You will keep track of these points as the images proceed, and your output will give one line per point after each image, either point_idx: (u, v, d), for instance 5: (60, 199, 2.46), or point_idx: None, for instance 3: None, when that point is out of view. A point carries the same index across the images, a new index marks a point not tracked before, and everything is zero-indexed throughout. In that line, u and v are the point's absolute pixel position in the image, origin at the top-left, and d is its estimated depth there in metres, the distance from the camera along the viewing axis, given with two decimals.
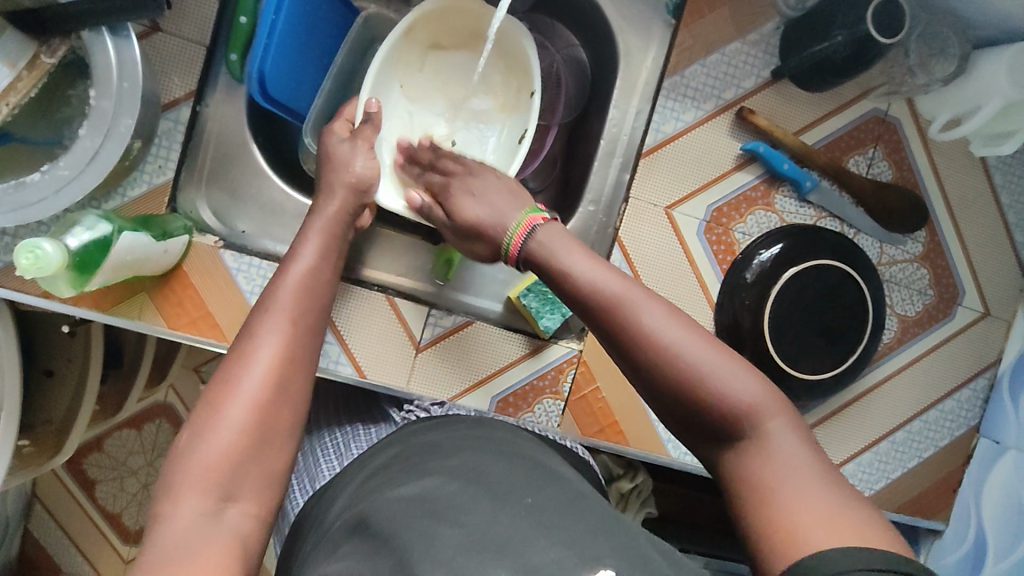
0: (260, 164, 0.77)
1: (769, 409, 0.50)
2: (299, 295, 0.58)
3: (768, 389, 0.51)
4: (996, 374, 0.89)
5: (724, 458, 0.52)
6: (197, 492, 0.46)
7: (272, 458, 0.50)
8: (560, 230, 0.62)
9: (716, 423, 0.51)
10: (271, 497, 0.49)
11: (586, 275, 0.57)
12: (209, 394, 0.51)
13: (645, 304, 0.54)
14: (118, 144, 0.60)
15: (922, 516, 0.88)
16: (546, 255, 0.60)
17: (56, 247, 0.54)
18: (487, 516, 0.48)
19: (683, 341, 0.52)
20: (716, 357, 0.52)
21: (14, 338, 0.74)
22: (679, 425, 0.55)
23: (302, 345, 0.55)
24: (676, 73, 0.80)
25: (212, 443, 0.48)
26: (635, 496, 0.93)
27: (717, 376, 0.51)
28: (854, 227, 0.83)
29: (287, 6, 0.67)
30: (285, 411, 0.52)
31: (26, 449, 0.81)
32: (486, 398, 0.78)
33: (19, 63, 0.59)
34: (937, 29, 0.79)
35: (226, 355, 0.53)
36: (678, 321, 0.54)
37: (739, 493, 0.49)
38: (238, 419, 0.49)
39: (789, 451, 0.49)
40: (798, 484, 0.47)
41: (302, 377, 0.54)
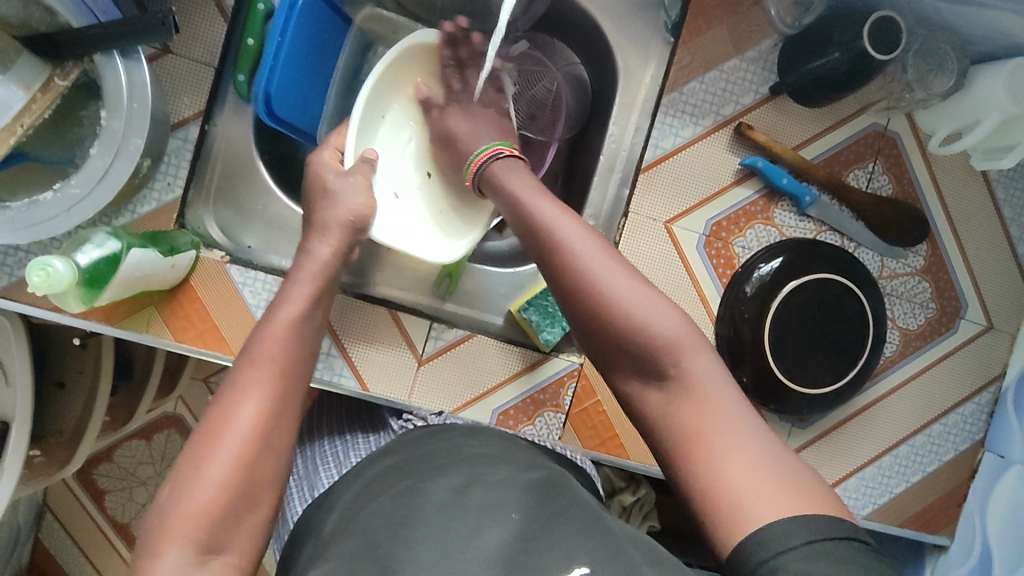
0: (266, 183, 0.80)
1: (690, 349, 0.52)
2: (287, 335, 0.56)
3: (692, 329, 0.53)
4: (1000, 388, 0.89)
5: (646, 394, 0.53)
6: (179, 548, 0.46)
7: (255, 506, 0.50)
8: (518, 163, 0.68)
9: (637, 355, 0.53)
10: (253, 539, 0.50)
11: (530, 206, 0.61)
12: (192, 444, 0.50)
13: (577, 235, 0.57)
14: (128, 163, 0.62)
15: (927, 531, 0.88)
16: (497, 182, 0.67)
17: (66, 265, 0.55)
18: (473, 525, 0.49)
19: (611, 274, 0.55)
20: (642, 292, 0.54)
21: (26, 350, 0.76)
22: (602, 358, 0.56)
23: (287, 388, 0.54)
24: (675, 89, 0.81)
25: (192, 499, 0.47)
26: (638, 508, 0.94)
27: (641, 308, 0.53)
28: (854, 241, 0.84)
29: (292, 28, 0.69)
30: (271, 459, 0.51)
31: (37, 459, 0.84)
32: (487, 410, 0.79)
33: (33, 85, 0.61)
34: (936, 45, 0.79)
35: (212, 404, 0.52)
36: (608, 256, 0.56)
37: (670, 442, 0.51)
38: (220, 473, 0.48)
39: (712, 392, 0.51)
40: (727, 437, 0.48)
41: (286, 423, 0.53)
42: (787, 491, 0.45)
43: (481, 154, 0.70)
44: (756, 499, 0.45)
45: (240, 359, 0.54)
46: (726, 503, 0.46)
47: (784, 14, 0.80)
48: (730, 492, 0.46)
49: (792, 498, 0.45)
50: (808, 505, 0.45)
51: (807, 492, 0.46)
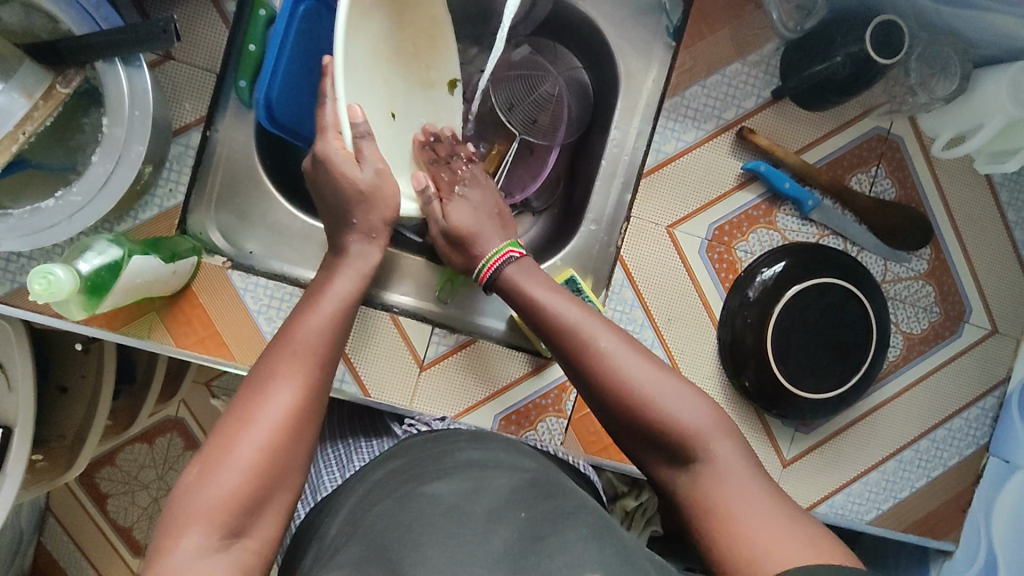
0: (268, 187, 0.79)
1: (715, 431, 0.54)
2: (322, 332, 0.57)
3: (715, 413, 0.55)
4: (1005, 393, 0.88)
5: (672, 474, 0.55)
6: (203, 529, 0.46)
7: (280, 495, 0.50)
8: (532, 265, 0.68)
9: (665, 441, 0.55)
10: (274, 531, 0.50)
11: (550, 305, 0.62)
12: (221, 427, 0.51)
13: (601, 331, 0.59)
14: (130, 169, 0.62)
15: (931, 536, 0.87)
16: (514, 286, 0.66)
17: (68, 273, 0.55)
18: (480, 531, 0.49)
19: (637, 366, 0.57)
20: (667, 382, 0.56)
21: (28, 355, 0.76)
22: (629, 442, 0.58)
23: (321, 382, 0.55)
24: (677, 94, 0.80)
25: (221, 482, 0.47)
26: (641, 514, 0.93)
27: (669, 399, 0.55)
28: (857, 245, 0.83)
29: (293, 34, 0.69)
30: (297, 450, 0.52)
31: (40, 464, 0.85)
32: (489, 415, 0.79)
33: (35, 93, 0.61)
34: (940, 49, 0.79)
35: (243, 390, 0.53)
36: (633, 349, 0.58)
37: (695, 515, 0.52)
38: (248, 458, 0.49)
39: (737, 469, 0.52)
40: (748, 503, 0.50)
41: (314, 416, 0.53)
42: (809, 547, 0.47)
43: (494, 257, 0.69)
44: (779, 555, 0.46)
45: (274, 350, 0.55)
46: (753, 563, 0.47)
47: (786, 19, 0.79)
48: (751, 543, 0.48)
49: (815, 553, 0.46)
50: (830, 556, 0.46)
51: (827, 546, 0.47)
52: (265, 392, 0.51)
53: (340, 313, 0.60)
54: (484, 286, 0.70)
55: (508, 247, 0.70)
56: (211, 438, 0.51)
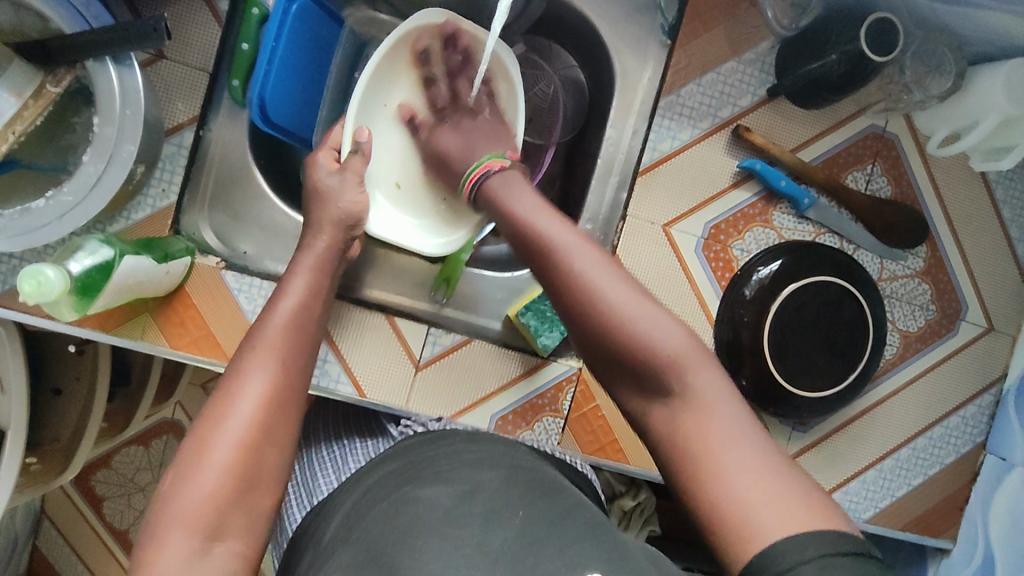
0: (262, 188, 0.79)
1: (694, 361, 0.52)
2: (288, 328, 0.57)
3: (696, 344, 0.53)
4: (1002, 390, 0.88)
5: (649, 407, 0.53)
6: (185, 536, 0.46)
7: (261, 495, 0.50)
8: (512, 175, 0.66)
9: (640, 371, 0.53)
10: (260, 528, 0.49)
11: (527, 214, 0.60)
12: (191, 434, 0.50)
13: (581, 249, 0.56)
14: (121, 169, 0.62)
15: (929, 534, 0.87)
16: (493, 196, 0.65)
17: (58, 273, 0.55)
18: (477, 531, 0.49)
19: (616, 289, 0.54)
20: (646, 308, 0.53)
21: (21, 357, 0.75)
22: (607, 373, 0.56)
23: (293, 377, 0.55)
24: (672, 92, 0.80)
25: (195, 487, 0.47)
26: (639, 513, 0.93)
27: (645, 323, 0.53)
28: (853, 243, 0.83)
29: (287, 33, 0.69)
30: (273, 451, 0.51)
31: (33, 467, 0.84)
32: (485, 415, 0.78)
33: (25, 92, 0.60)
34: (933, 46, 0.78)
35: (212, 394, 0.52)
36: (612, 268, 0.55)
37: (674, 455, 0.50)
38: (221, 463, 0.48)
39: (717, 402, 0.50)
40: (733, 450, 0.48)
41: (287, 413, 0.53)
42: (793, 502, 0.45)
43: (476, 169, 0.69)
44: (762, 509, 0.45)
45: (241, 350, 0.55)
46: (734, 517, 0.46)
47: (781, 16, 0.80)
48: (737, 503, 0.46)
49: (800, 509, 0.45)
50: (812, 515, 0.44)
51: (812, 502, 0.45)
52: (235, 393, 0.51)
53: (304, 308, 0.60)
54: (468, 200, 0.70)
55: (488, 160, 0.69)
56: (187, 441, 0.50)
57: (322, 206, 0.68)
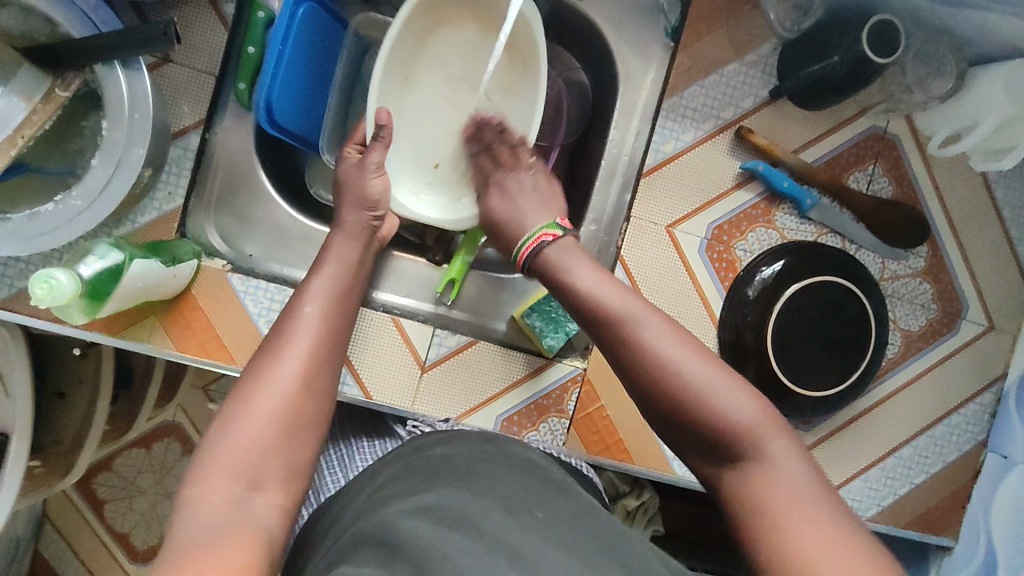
0: (267, 190, 0.79)
1: (768, 430, 0.53)
2: (326, 302, 0.64)
3: (764, 409, 0.54)
4: (1002, 389, 0.89)
5: (720, 474, 0.54)
6: (227, 478, 0.50)
7: (299, 452, 0.55)
8: (569, 246, 0.68)
9: (715, 441, 0.54)
10: (295, 488, 0.53)
11: (594, 293, 0.61)
12: (238, 388, 0.56)
13: (649, 321, 0.58)
14: (130, 173, 0.62)
15: (931, 532, 0.88)
16: (554, 269, 0.66)
17: (69, 277, 0.55)
18: (497, 526, 0.49)
19: (686, 359, 0.56)
20: (715, 376, 0.55)
21: (27, 361, 0.75)
22: (682, 445, 0.57)
23: (329, 349, 0.61)
24: (675, 94, 0.81)
25: (243, 430, 0.53)
26: (642, 512, 0.93)
27: (720, 396, 0.54)
28: (855, 243, 0.84)
29: (293, 36, 0.69)
30: (311, 408, 0.57)
31: (37, 470, 0.83)
32: (492, 416, 0.79)
33: (35, 97, 0.60)
34: (934, 48, 0.79)
35: (258, 355, 0.59)
36: (680, 338, 0.57)
37: (741, 514, 0.51)
38: (266, 412, 0.54)
39: (789, 470, 0.51)
40: (794, 504, 0.49)
41: (324, 376, 0.59)
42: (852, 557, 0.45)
43: (528, 241, 0.69)
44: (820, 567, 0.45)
45: (281, 319, 0.62)
46: (793, 564, 0.46)
47: (783, 19, 0.80)
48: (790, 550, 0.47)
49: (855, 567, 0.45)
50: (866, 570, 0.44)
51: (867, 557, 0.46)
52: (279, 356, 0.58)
53: (336, 283, 0.66)
54: (521, 267, 0.70)
55: (544, 228, 0.69)
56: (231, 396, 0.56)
57: None
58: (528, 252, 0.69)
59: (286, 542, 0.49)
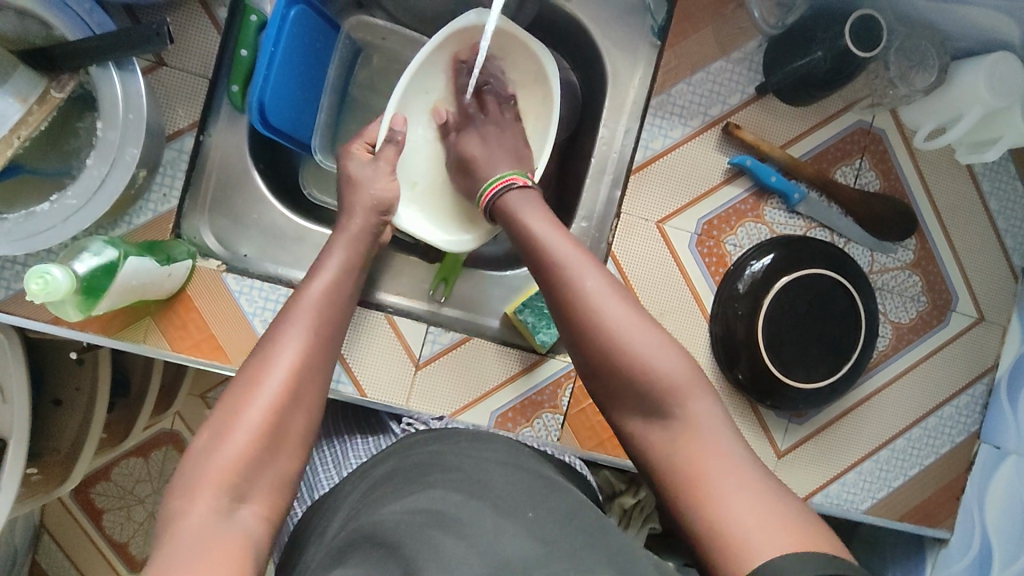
0: (262, 192, 0.80)
1: (692, 389, 0.55)
2: (323, 304, 0.62)
3: (691, 370, 0.56)
4: (994, 379, 0.90)
5: (646, 428, 0.56)
6: (212, 491, 0.50)
7: (285, 463, 0.54)
8: (532, 194, 0.70)
9: (641, 393, 0.56)
10: (280, 500, 0.53)
11: (543, 240, 0.63)
12: (230, 393, 0.55)
13: (589, 272, 0.60)
14: (124, 172, 0.63)
15: (927, 524, 0.88)
16: (513, 214, 0.68)
17: (64, 273, 0.56)
18: (493, 528, 0.49)
19: (622, 313, 0.57)
20: (648, 330, 0.57)
21: (23, 366, 0.76)
22: (608, 398, 0.58)
23: (323, 348, 0.60)
24: (663, 92, 0.82)
25: (230, 445, 0.52)
26: (638, 511, 0.93)
27: (650, 351, 0.56)
28: (844, 237, 0.85)
29: (285, 38, 0.70)
30: (300, 415, 0.56)
31: (34, 477, 0.84)
32: (486, 413, 0.79)
33: (30, 98, 0.61)
34: (917, 42, 0.80)
35: (252, 355, 0.58)
36: (617, 291, 0.59)
37: (668, 471, 0.53)
38: (255, 423, 0.53)
39: (710, 431, 0.53)
40: (731, 468, 0.50)
41: (317, 382, 0.58)
42: (790, 526, 0.46)
43: (496, 182, 0.73)
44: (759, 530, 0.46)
45: (278, 318, 0.60)
46: (723, 533, 0.47)
47: (767, 16, 0.81)
48: (727, 516, 0.47)
49: (785, 531, 0.46)
50: (803, 541, 0.45)
51: (800, 526, 0.47)
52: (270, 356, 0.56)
53: (336, 283, 0.65)
54: (484, 212, 0.73)
55: (512, 176, 0.72)
56: (221, 402, 0.55)
57: None
58: (492, 196, 0.71)
59: (270, 554, 0.50)
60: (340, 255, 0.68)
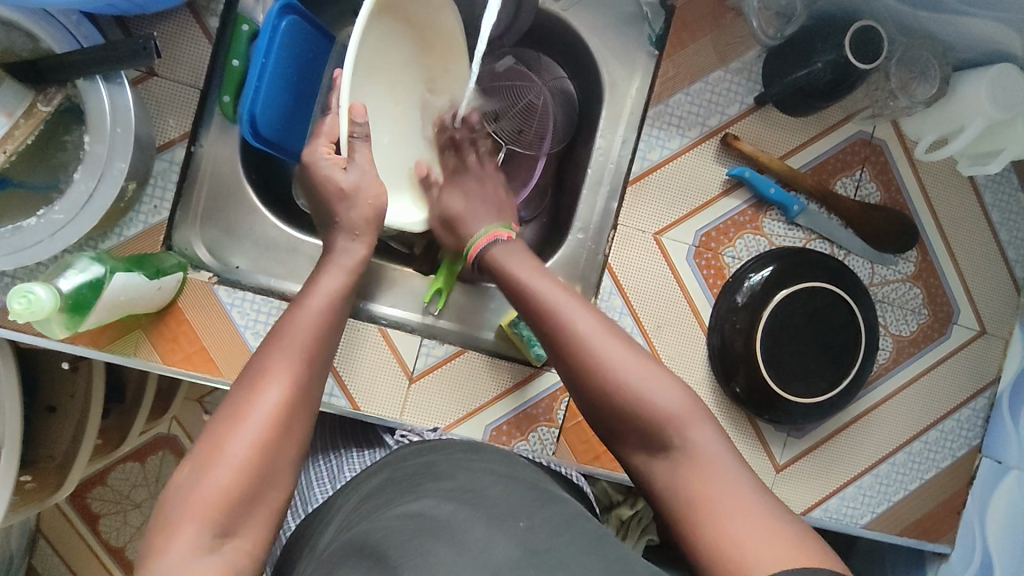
0: (254, 203, 0.79)
1: (692, 421, 0.55)
2: (315, 330, 0.60)
3: (691, 401, 0.56)
4: (996, 393, 0.88)
5: (651, 463, 0.56)
6: (194, 530, 0.48)
7: (272, 495, 0.52)
8: (516, 245, 0.71)
9: (643, 429, 0.56)
10: (266, 533, 0.52)
11: (530, 285, 0.64)
12: (215, 425, 0.53)
13: (580, 312, 0.61)
14: (112, 187, 0.62)
15: (927, 538, 0.87)
16: (496, 264, 0.69)
17: (48, 292, 0.55)
18: (482, 537, 0.48)
19: (615, 351, 0.58)
20: (644, 367, 0.57)
21: (15, 377, 0.75)
22: (613, 435, 0.59)
23: (308, 379, 0.57)
24: (660, 102, 0.81)
25: (214, 481, 0.50)
26: (636, 523, 0.93)
27: (648, 388, 0.56)
28: (844, 248, 0.84)
29: (276, 49, 0.70)
30: (289, 448, 0.54)
31: (28, 485, 0.83)
32: (480, 427, 0.78)
33: (16, 112, 0.61)
34: (918, 53, 0.79)
35: (238, 385, 0.56)
36: (609, 329, 0.60)
37: (675, 507, 0.52)
38: (241, 459, 0.51)
39: (715, 459, 0.53)
40: (728, 491, 0.51)
41: (305, 413, 0.56)
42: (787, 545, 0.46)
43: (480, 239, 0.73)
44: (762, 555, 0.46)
45: (267, 345, 0.58)
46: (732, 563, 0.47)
47: (766, 26, 0.80)
48: (734, 546, 0.47)
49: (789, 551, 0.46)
50: (804, 556, 0.45)
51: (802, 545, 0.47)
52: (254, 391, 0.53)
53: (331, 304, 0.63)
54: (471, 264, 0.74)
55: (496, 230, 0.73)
56: (206, 433, 0.53)
57: (322, 199, 0.71)
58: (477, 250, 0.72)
59: None
60: (340, 274, 0.66)
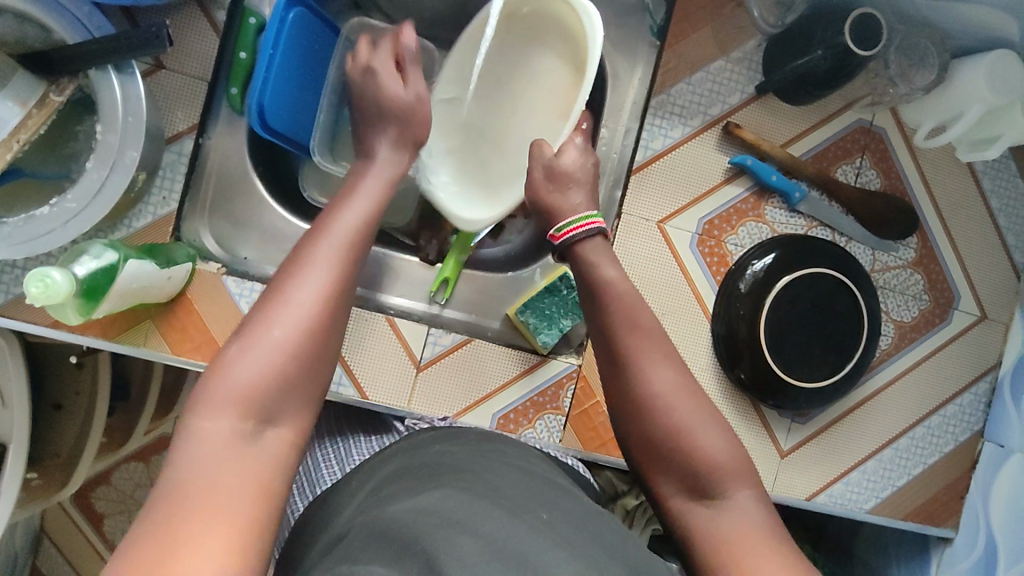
0: (263, 195, 0.81)
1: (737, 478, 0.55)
2: (359, 225, 0.59)
3: (739, 459, 0.56)
4: (997, 378, 0.89)
5: (687, 507, 0.56)
6: (237, 408, 0.47)
7: (313, 381, 0.51)
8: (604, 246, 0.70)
9: (689, 473, 0.56)
10: (305, 420, 0.50)
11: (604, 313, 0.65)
12: (260, 306, 0.52)
13: (650, 349, 0.61)
14: (124, 175, 0.63)
15: (931, 524, 0.87)
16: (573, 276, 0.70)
17: (64, 276, 0.55)
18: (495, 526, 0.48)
19: (678, 392, 0.59)
20: (702, 416, 0.58)
21: (23, 371, 0.76)
22: (655, 474, 0.59)
23: (351, 271, 0.56)
24: (663, 92, 0.82)
25: (258, 359, 0.49)
26: (641, 511, 0.93)
27: (703, 436, 0.57)
28: (845, 235, 0.85)
29: (284, 40, 0.70)
30: (331, 337, 0.53)
31: (35, 482, 0.84)
32: (486, 415, 0.79)
33: (29, 101, 0.61)
34: (916, 40, 0.80)
35: (282, 270, 0.54)
36: (677, 371, 0.60)
37: (702, 552, 0.53)
38: (285, 341, 0.50)
39: (753, 520, 0.53)
40: (758, 549, 0.50)
41: (346, 305, 0.55)
42: None
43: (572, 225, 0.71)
44: None
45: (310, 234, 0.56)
46: None
47: (767, 15, 0.81)
48: None
49: None
50: None
51: None
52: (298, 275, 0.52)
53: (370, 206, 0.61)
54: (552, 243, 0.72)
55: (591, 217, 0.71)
56: (250, 314, 0.52)
57: None
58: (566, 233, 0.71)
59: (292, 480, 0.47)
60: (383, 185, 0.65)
